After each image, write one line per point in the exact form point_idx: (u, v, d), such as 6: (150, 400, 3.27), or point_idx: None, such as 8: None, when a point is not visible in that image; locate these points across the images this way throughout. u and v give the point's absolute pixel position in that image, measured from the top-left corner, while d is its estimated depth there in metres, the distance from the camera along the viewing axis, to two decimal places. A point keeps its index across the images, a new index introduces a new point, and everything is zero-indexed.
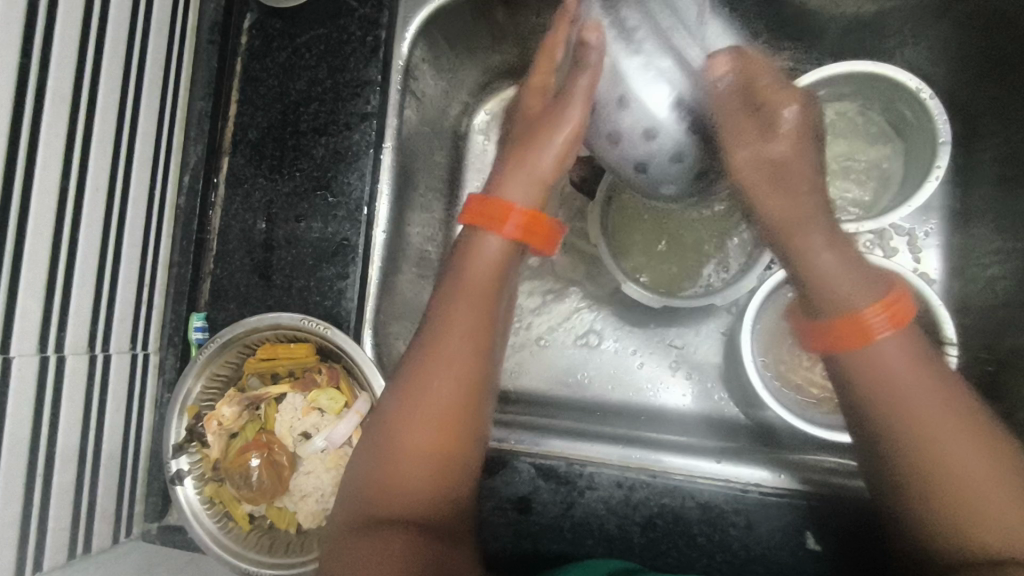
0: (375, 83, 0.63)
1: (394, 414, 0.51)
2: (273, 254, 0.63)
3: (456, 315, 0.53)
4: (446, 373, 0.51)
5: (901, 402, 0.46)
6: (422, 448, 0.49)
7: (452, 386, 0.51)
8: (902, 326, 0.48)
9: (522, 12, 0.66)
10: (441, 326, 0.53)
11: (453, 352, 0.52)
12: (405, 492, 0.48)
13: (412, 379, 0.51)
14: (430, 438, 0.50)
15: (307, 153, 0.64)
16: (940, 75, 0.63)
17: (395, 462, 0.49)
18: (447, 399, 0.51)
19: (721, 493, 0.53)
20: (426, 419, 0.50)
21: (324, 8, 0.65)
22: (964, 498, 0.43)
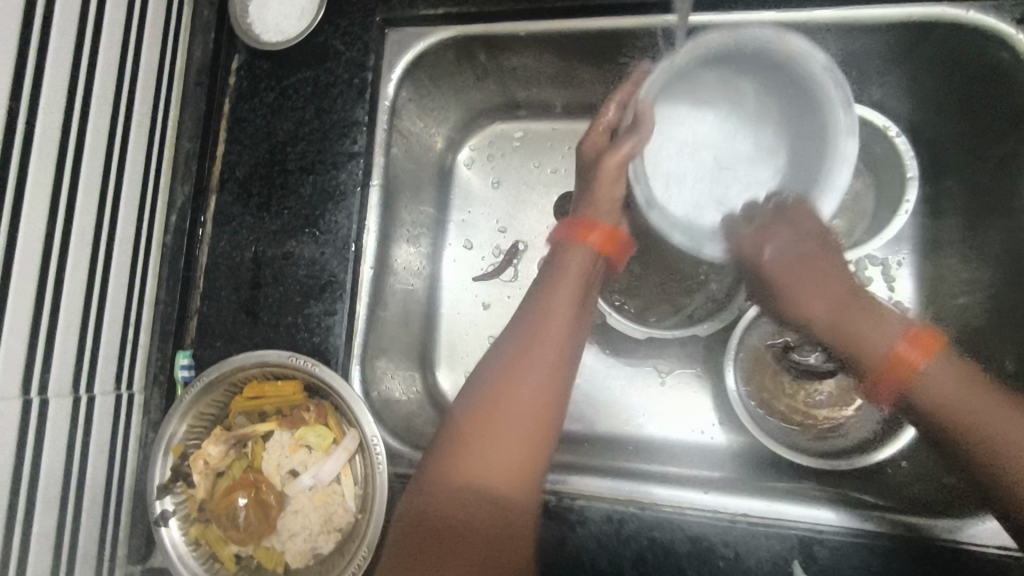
0: (362, 124, 0.64)
1: (476, 414, 0.53)
2: (260, 291, 0.64)
3: (548, 328, 0.57)
4: (531, 381, 0.55)
5: (970, 423, 0.51)
6: (513, 445, 0.52)
7: (539, 389, 0.55)
8: (932, 351, 0.55)
9: (504, 55, 0.67)
10: (536, 337, 0.56)
11: (546, 362, 0.56)
12: (484, 488, 0.51)
13: (502, 386, 0.54)
14: (522, 430, 0.53)
15: (295, 191, 0.65)
16: (903, 112, 0.65)
17: (473, 460, 0.51)
18: (537, 404, 0.54)
19: (709, 524, 0.53)
20: (514, 418, 0.53)
21: (311, 52, 0.66)
22: (996, 471, 0.49)
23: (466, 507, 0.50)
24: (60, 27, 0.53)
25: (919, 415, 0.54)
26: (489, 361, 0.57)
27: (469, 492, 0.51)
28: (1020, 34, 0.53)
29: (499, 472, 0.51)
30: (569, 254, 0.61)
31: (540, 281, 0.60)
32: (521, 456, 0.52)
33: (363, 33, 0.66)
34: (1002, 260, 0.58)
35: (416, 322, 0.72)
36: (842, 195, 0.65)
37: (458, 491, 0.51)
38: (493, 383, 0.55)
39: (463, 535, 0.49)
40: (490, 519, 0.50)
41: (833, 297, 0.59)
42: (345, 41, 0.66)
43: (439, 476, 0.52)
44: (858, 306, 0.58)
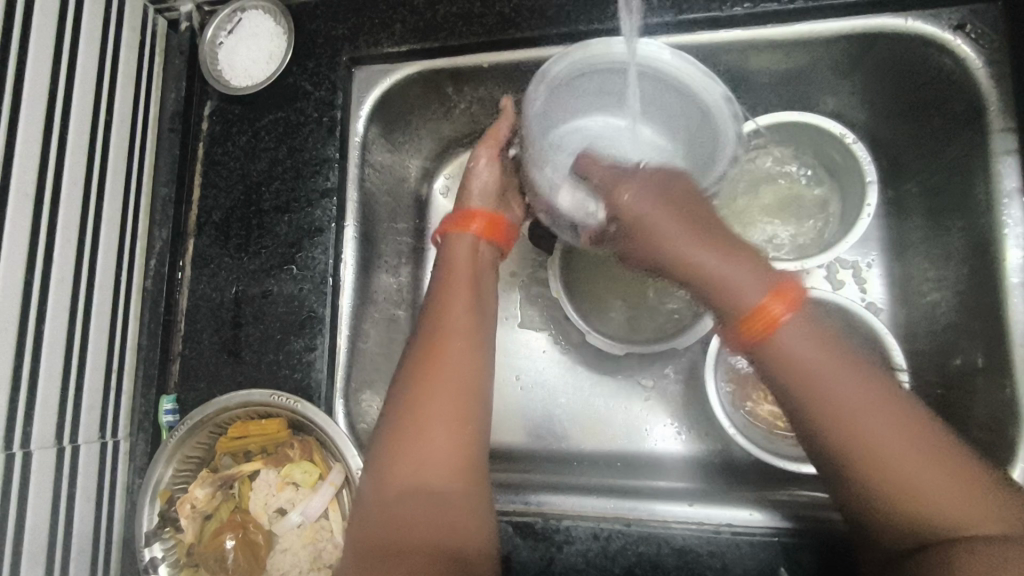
0: (333, 161, 0.66)
1: (399, 413, 0.51)
2: (241, 331, 0.64)
3: (456, 314, 0.56)
4: (444, 380, 0.52)
5: (846, 416, 0.43)
6: (437, 438, 0.50)
7: (449, 383, 0.52)
8: (796, 307, 0.45)
9: (470, 85, 0.69)
10: (440, 330, 0.55)
11: (456, 346, 0.54)
12: (415, 501, 0.48)
13: (422, 378, 0.52)
14: (443, 434, 0.50)
15: (270, 230, 0.66)
16: (862, 118, 0.67)
17: (400, 454, 0.49)
18: (441, 391, 0.51)
19: (694, 535, 0.53)
20: (434, 412, 0.51)
21: (282, 93, 0.68)
22: (915, 494, 0.41)
23: (408, 515, 0.47)
24: (32, 85, 0.55)
25: (811, 424, 0.44)
26: (402, 368, 0.55)
27: (402, 493, 0.48)
28: (960, 42, 0.56)
29: (431, 476, 0.49)
30: (457, 242, 0.61)
31: (435, 285, 0.59)
32: (449, 446, 0.50)
33: (330, 73, 0.67)
34: (964, 256, 0.59)
35: (399, 352, 0.73)
36: (808, 204, 0.70)
37: (396, 502, 0.48)
38: (415, 373, 0.53)
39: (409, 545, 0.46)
40: (433, 526, 0.47)
41: (734, 256, 0.48)
42: (313, 82, 0.67)
43: (377, 489, 0.49)
44: (704, 254, 0.48)
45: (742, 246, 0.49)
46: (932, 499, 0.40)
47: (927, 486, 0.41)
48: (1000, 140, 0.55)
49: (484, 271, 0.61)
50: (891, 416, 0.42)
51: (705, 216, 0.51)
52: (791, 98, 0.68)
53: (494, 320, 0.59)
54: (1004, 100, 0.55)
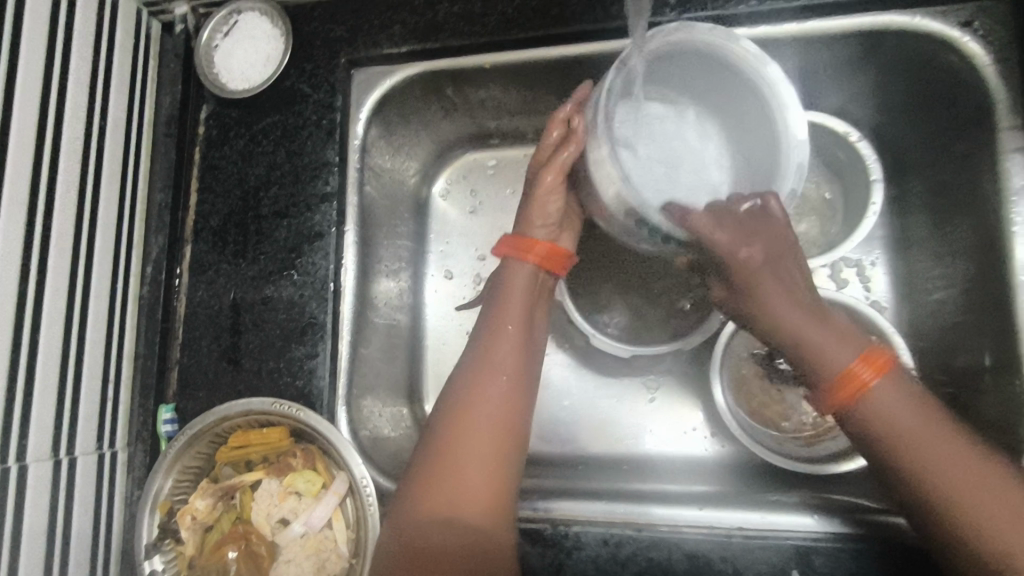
0: (332, 164, 0.65)
1: (435, 465, 0.50)
2: (240, 338, 0.63)
3: (497, 362, 0.53)
4: (487, 412, 0.51)
5: (938, 477, 0.45)
6: (474, 476, 0.49)
7: (487, 428, 0.51)
8: (884, 372, 0.47)
9: (470, 87, 0.68)
10: (482, 375, 0.53)
11: (500, 385, 0.53)
12: (451, 561, 0.47)
13: (459, 424, 0.51)
14: (482, 473, 0.49)
15: (269, 236, 0.64)
16: (866, 116, 0.67)
17: (437, 485, 0.49)
18: (490, 438, 0.51)
19: (704, 540, 0.52)
20: (478, 446, 0.50)
21: (279, 96, 0.67)
22: (1007, 554, 0.42)
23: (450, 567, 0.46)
24: (24, 91, 0.54)
25: (891, 473, 0.47)
26: (439, 410, 0.53)
27: (438, 526, 0.48)
28: (966, 39, 0.56)
29: (466, 532, 0.48)
30: (511, 285, 0.57)
31: (482, 324, 0.56)
32: (486, 482, 0.49)
33: (329, 75, 0.66)
34: (970, 254, 0.58)
35: (401, 357, 0.72)
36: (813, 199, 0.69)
37: (435, 560, 0.47)
38: (445, 429, 0.51)
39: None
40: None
41: (836, 330, 0.48)
42: (311, 85, 0.66)
43: (408, 548, 0.48)
44: (825, 324, 0.48)
45: (844, 325, 0.49)
46: (983, 526, 0.43)
47: (1005, 533, 0.42)
48: (1008, 137, 0.55)
49: (538, 306, 0.58)
50: (965, 462, 0.45)
51: (837, 319, 0.49)
52: None
53: (539, 363, 0.57)
54: (1011, 96, 0.55)
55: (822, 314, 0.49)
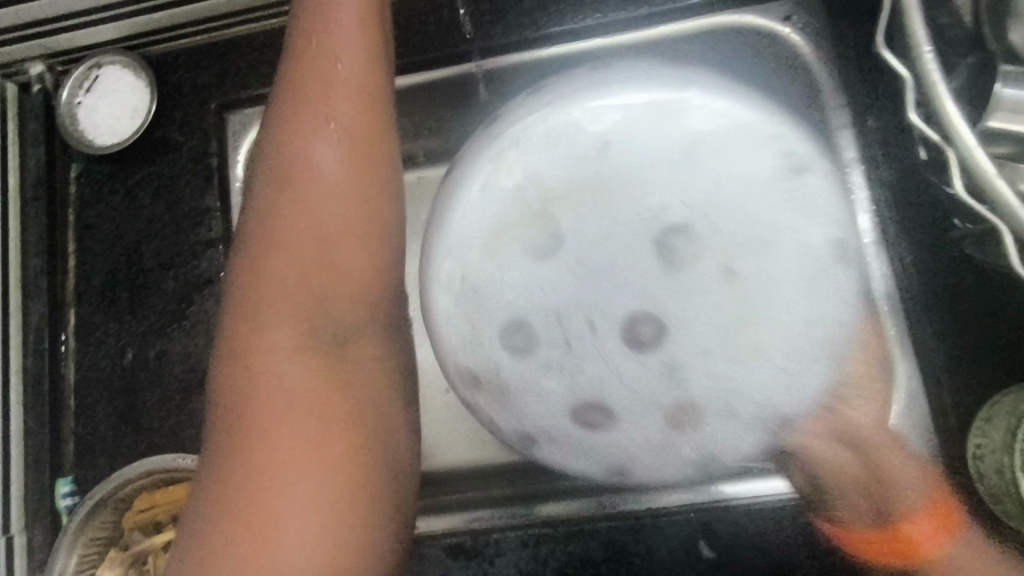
0: (214, 210, 0.64)
1: (245, 326, 0.37)
2: (136, 397, 0.61)
3: (325, 154, 0.39)
4: (327, 194, 0.38)
5: None
6: (338, 281, 0.37)
7: (304, 260, 0.37)
8: (953, 531, 0.42)
9: None
10: (308, 177, 0.38)
11: (332, 186, 0.38)
12: (275, 461, 0.34)
13: (283, 254, 0.37)
14: (342, 262, 0.38)
15: (156, 289, 0.63)
16: None
17: (260, 309, 0.37)
18: (314, 266, 0.37)
19: (619, 526, 0.53)
20: (326, 244, 0.38)
21: (152, 147, 0.66)
22: None
23: (292, 437, 0.34)
24: None
25: None
26: (239, 259, 0.38)
27: (280, 370, 0.36)
28: (789, 30, 0.60)
29: (293, 410, 0.35)
30: (330, 71, 0.40)
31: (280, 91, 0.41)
32: (341, 278, 0.38)
33: (201, 122, 0.66)
34: None
35: None
36: None
37: (262, 455, 0.34)
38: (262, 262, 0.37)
39: (280, 513, 0.33)
40: (298, 477, 0.34)
41: (908, 467, 0.45)
42: (184, 132, 0.66)
43: (229, 446, 0.35)
44: (890, 480, 0.44)
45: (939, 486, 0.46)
46: None
47: None
48: (836, 115, 0.59)
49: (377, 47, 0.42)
50: None
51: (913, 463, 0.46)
52: None
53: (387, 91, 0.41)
54: (834, 76, 0.59)
55: (898, 464, 0.45)
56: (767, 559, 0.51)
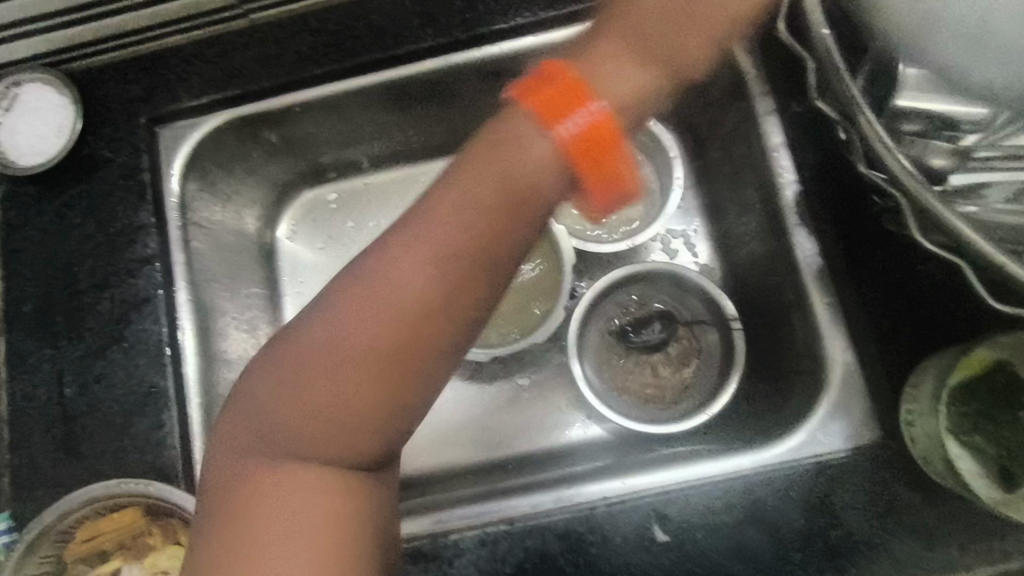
0: (149, 226, 0.63)
1: (290, 380, 0.38)
2: (75, 424, 0.59)
3: (416, 249, 0.35)
4: (374, 298, 0.36)
5: None
6: (361, 395, 0.37)
7: (354, 362, 0.36)
8: None
9: (288, 124, 0.69)
10: (382, 287, 0.36)
11: (408, 286, 0.35)
12: (252, 536, 0.37)
13: (345, 331, 0.36)
14: (374, 373, 0.36)
15: (91, 311, 0.61)
16: None
17: (307, 391, 0.37)
18: (361, 375, 0.36)
19: (573, 517, 0.54)
20: (365, 349, 0.36)
21: (80, 165, 0.64)
22: None
23: (281, 529, 0.37)
24: None
25: None
26: (332, 291, 0.38)
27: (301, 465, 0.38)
28: None
29: (290, 502, 0.37)
30: (527, 155, 0.35)
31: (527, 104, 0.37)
32: (374, 389, 0.37)
33: (130, 137, 0.64)
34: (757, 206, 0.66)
35: None
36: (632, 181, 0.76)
37: (244, 526, 0.37)
38: (322, 340, 0.37)
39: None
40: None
41: None
42: (113, 148, 0.64)
43: (228, 483, 0.39)
44: None
45: None
46: None
47: None
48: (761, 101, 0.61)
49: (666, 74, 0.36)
50: None
51: None
52: None
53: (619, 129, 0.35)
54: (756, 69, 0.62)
55: None
56: (720, 537, 0.52)
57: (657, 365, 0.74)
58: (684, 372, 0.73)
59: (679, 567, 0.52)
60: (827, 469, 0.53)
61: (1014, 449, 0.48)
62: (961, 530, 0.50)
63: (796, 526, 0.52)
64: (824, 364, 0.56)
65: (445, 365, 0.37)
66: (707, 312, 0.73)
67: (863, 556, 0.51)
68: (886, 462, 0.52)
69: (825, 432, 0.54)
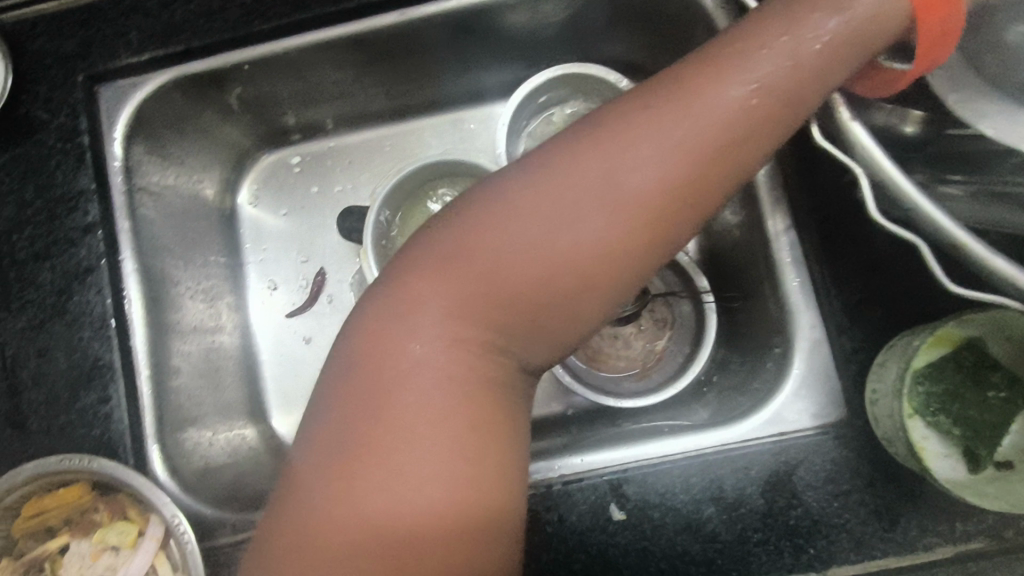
0: (89, 192, 0.60)
1: (471, 271, 0.35)
2: (20, 399, 0.57)
3: (643, 138, 0.35)
4: (645, 165, 0.35)
5: None
6: (565, 302, 0.35)
7: (562, 256, 0.35)
8: None
9: (239, 86, 0.66)
10: (626, 174, 0.35)
11: (643, 174, 0.35)
12: (419, 445, 0.33)
13: (536, 219, 0.35)
14: (591, 279, 0.35)
15: (32, 282, 0.59)
16: (636, 58, 0.71)
17: (500, 286, 0.35)
18: (632, 235, 0.35)
19: (529, 495, 0.53)
20: (570, 253, 0.35)
21: (16, 127, 0.60)
22: None
23: (447, 460, 0.33)
24: None
25: None
26: (498, 187, 0.37)
27: (456, 386, 0.35)
28: None
29: (453, 406, 0.34)
30: (714, 82, 0.37)
31: (710, 53, 0.38)
32: (580, 296, 0.35)
33: (67, 96, 0.61)
34: None
35: (228, 378, 0.70)
36: None
37: (386, 432, 0.34)
38: (501, 235, 0.35)
39: (399, 510, 0.33)
40: (437, 490, 0.33)
41: None
42: (50, 109, 0.61)
43: (357, 409, 0.34)
44: None
45: None
46: None
47: None
48: None
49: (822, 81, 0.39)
50: None
51: None
52: (565, 42, 0.71)
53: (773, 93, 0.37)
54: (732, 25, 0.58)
55: None
56: (679, 515, 0.51)
57: (629, 336, 0.72)
58: (657, 344, 0.72)
59: (635, 546, 0.51)
60: (787, 448, 0.51)
61: (979, 429, 0.46)
62: (923, 510, 0.49)
63: (755, 506, 0.50)
64: (793, 338, 0.55)
65: (652, 263, 0.37)
66: (680, 284, 0.71)
67: (822, 535, 0.49)
68: (851, 441, 0.51)
69: (791, 407, 0.53)
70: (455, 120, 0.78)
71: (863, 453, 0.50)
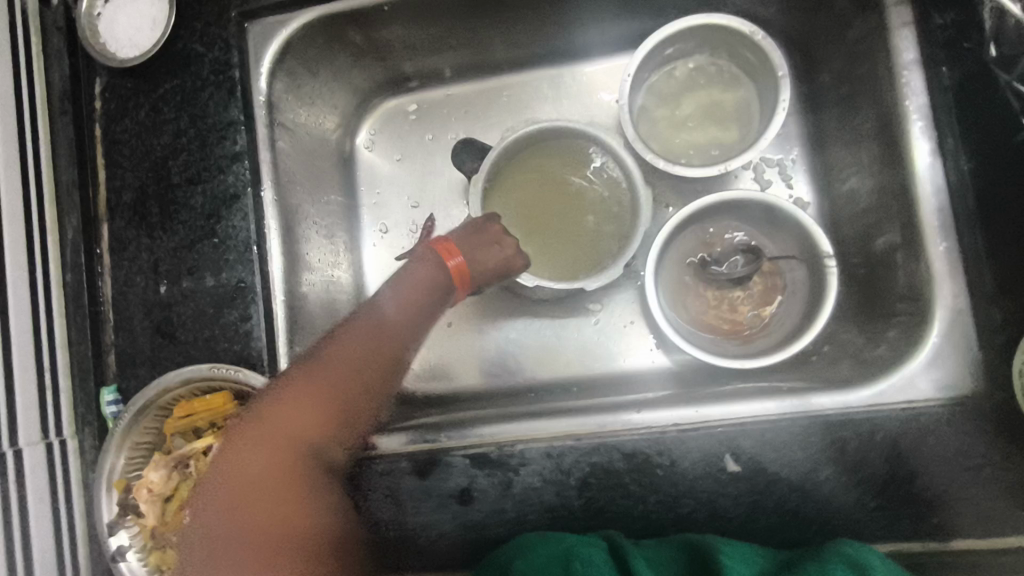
0: (238, 123, 0.63)
1: (278, 400, 0.50)
2: (172, 311, 0.63)
3: (420, 284, 0.58)
4: (380, 318, 0.55)
5: None
6: (321, 408, 0.49)
7: (352, 362, 0.52)
8: None
9: (374, 28, 0.69)
10: (361, 326, 0.54)
11: (411, 303, 0.57)
12: (242, 493, 0.45)
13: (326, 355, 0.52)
14: (317, 407, 0.49)
15: (184, 205, 0.63)
16: (772, 13, 0.69)
17: (318, 388, 0.50)
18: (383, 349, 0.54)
19: (641, 439, 0.54)
20: (322, 383, 0.50)
21: (174, 59, 0.65)
22: None
23: (271, 494, 0.45)
24: None
25: None
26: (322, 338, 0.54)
27: (267, 457, 0.46)
28: None
29: (271, 466, 0.46)
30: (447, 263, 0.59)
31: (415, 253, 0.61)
32: (316, 414, 0.49)
33: (221, 31, 0.64)
34: (873, 135, 0.61)
35: (343, 310, 0.74)
36: (724, 105, 0.74)
37: (235, 486, 0.46)
38: (327, 355, 0.52)
39: (254, 510, 0.45)
40: (292, 489, 0.46)
41: None
42: (204, 43, 0.64)
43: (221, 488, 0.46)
44: None
45: None
46: None
47: None
48: (896, 13, 0.55)
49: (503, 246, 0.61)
50: None
51: None
52: None
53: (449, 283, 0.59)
54: None
55: None
56: (795, 471, 0.51)
57: (736, 300, 0.73)
58: (764, 310, 0.72)
59: (747, 497, 0.52)
60: (918, 416, 0.50)
61: None
62: None
63: (877, 470, 0.50)
64: (931, 308, 0.52)
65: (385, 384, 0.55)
66: (796, 248, 0.70)
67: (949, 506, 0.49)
68: (989, 414, 0.49)
69: (920, 377, 0.51)
70: (572, 74, 0.78)
71: (1001, 427, 0.49)
